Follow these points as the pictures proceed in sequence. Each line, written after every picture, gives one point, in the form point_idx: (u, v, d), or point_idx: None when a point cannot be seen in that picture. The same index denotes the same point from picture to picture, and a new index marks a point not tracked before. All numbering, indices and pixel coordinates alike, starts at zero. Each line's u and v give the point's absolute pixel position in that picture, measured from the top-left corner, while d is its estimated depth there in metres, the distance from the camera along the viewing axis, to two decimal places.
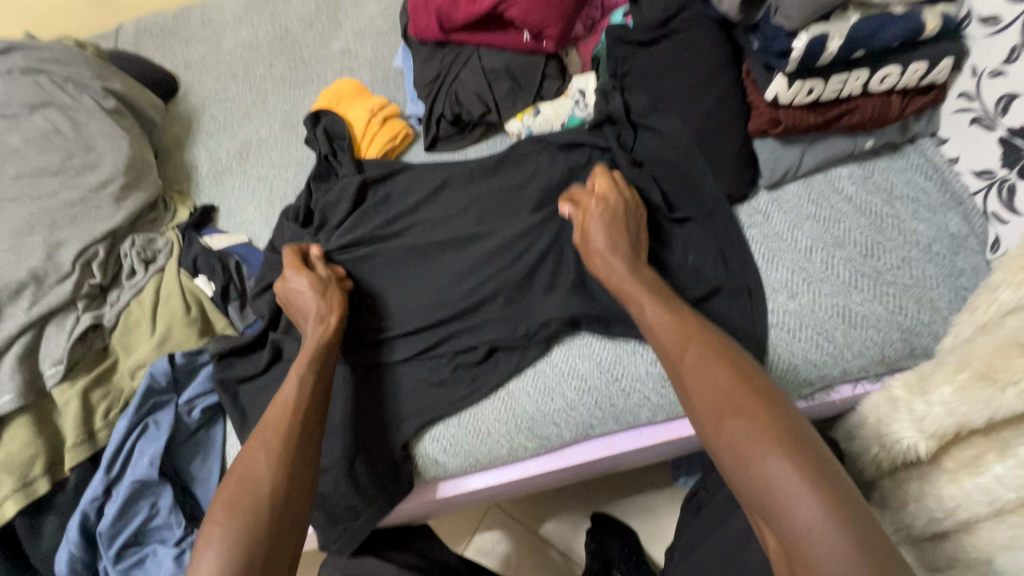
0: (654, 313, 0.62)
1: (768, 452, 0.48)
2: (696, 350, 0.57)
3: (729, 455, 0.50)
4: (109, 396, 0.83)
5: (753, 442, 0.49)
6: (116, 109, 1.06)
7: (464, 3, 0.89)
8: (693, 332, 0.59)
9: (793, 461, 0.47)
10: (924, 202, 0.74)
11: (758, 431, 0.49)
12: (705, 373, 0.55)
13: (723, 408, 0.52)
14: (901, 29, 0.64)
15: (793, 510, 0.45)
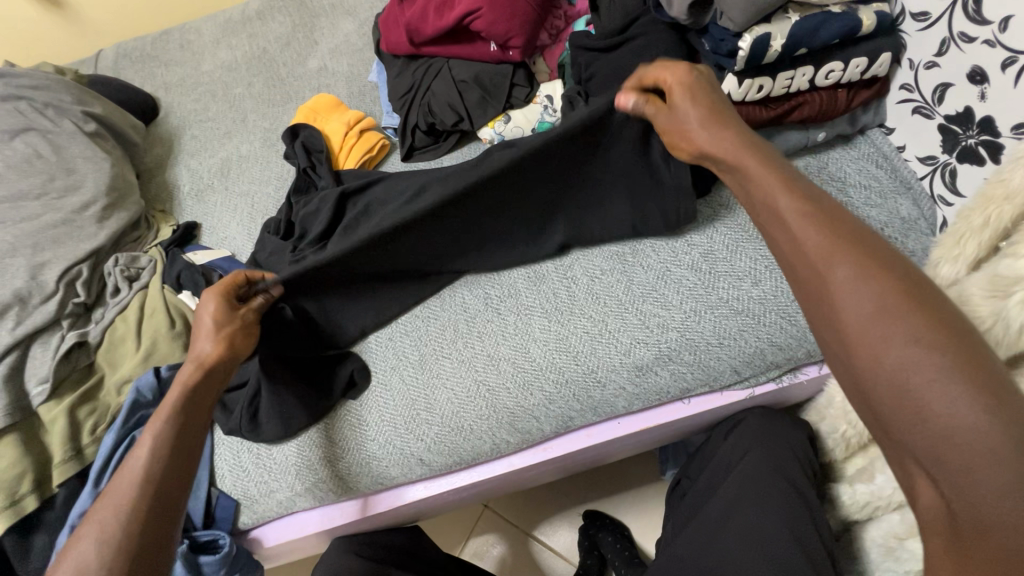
0: (792, 208, 0.48)
1: (936, 390, 0.36)
2: (832, 245, 0.44)
3: (879, 388, 0.39)
4: (95, 412, 0.85)
5: (920, 374, 0.37)
6: (97, 132, 1.08)
7: (432, 17, 0.93)
8: (848, 237, 0.44)
9: (989, 404, 0.35)
10: (875, 188, 0.78)
11: (931, 363, 0.37)
12: (855, 263, 0.42)
13: (874, 326, 0.40)
14: (839, 27, 0.68)
15: (970, 465, 0.34)
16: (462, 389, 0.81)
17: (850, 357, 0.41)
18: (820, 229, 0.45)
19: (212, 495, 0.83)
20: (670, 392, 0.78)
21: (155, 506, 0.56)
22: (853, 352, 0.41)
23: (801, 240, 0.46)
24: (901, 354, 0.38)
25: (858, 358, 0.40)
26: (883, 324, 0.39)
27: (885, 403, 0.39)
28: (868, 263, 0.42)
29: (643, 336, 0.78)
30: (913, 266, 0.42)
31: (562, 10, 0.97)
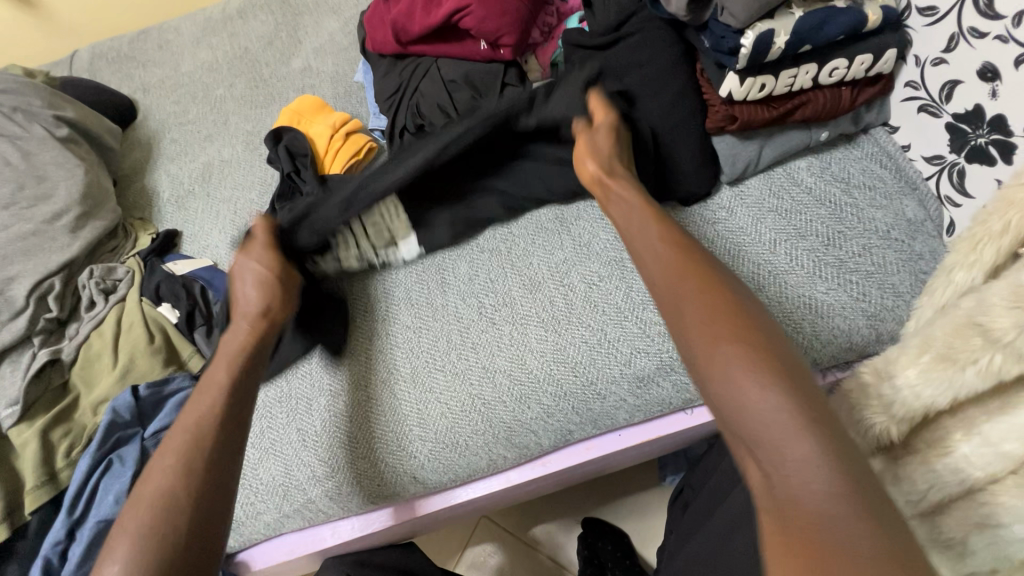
0: (652, 243, 0.62)
1: (745, 373, 0.46)
2: (715, 312, 0.52)
3: (709, 375, 0.49)
4: (71, 433, 0.80)
5: (732, 360, 0.47)
6: (69, 137, 1.03)
7: (419, 14, 0.89)
8: (690, 263, 0.58)
9: (777, 386, 0.45)
10: (880, 189, 0.76)
11: (738, 355, 0.48)
12: (691, 284, 0.55)
13: (709, 328, 0.51)
14: (844, 23, 0.66)
15: (771, 434, 0.43)
16: (458, 406, 0.77)
17: (722, 403, 0.47)
18: (711, 304, 0.53)
19: None
20: (672, 403, 0.76)
21: (199, 505, 0.54)
22: (721, 398, 0.47)
23: (691, 314, 0.53)
24: (756, 403, 0.45)
25: (726, 406, 0.46)
26: (746, 379, 0.46)
27: (706, 383, 0.49)
28: (736, 331, 0.50)
29: (643, 346, 0.75)
30: (741, 292, 0.54)
31: (554, 6, 0.93)
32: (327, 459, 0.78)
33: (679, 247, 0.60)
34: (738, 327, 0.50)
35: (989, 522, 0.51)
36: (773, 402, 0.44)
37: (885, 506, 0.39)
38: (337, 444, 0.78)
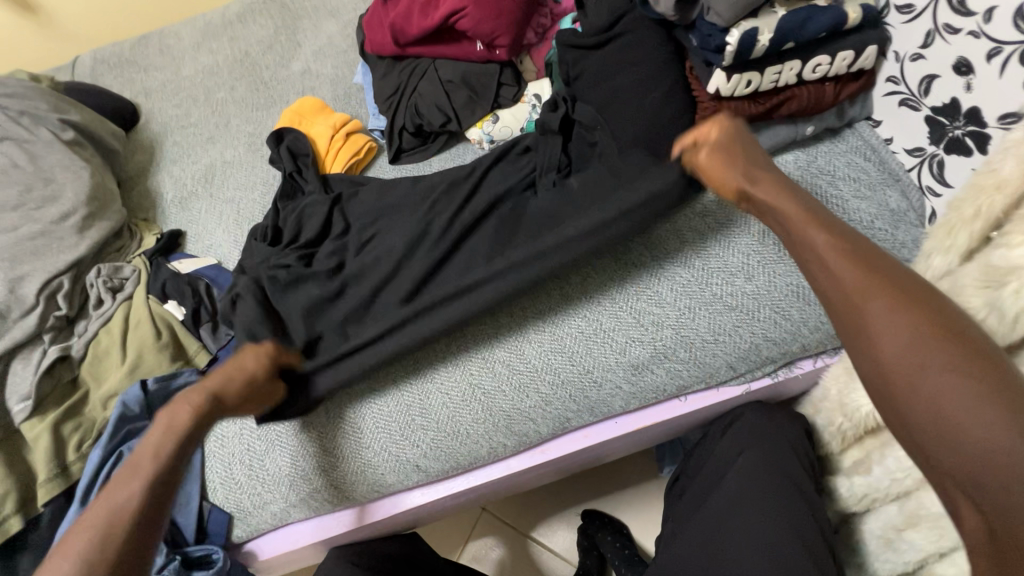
0: (826, 252, 0.51)
1: (976, 422, 0.40)
2: (914, 337, 0.44)
3: (921, 420, 0.43)
4: (81, 427, 0.82)
5: (953, 407, 0.41)
6: (75, 140, 1.05)
7: (417, 17, 0.92)
8: (878, 275, 0.48)
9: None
10: (864, 180, 0.79)
11: (964, 400, 0.40)
12: (884, 302, 0.46)
13: (914, 360, 0.43)
14: (826, 21, 0.68)
15: (1008, 493, 0.38)
16: (461, 395, 0.79)
17: (930, 438, 0.42)
18: (917, 323, 0.44)
19: (204, 509, 0.82)
20: (667, 391, 0.78)
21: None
22: (926, 428, 0.42)
23: (895, 331, 0.45)
24: (979, 439, 0.40)
25: (937, 438, 0.42)
26: (963, 412, 0.40)
27: (914, 427, 0.43)
28: (949, 348, 0.43)
29: (638, 336, 0.77)
30: (952, 310, 0.45)
31: (548, 8, 0.96)
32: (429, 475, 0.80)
33: (853, 258, 0.50)
34: (949, 351, 0.43)
35: None
36: (1001, 439, 0.39)
37: None
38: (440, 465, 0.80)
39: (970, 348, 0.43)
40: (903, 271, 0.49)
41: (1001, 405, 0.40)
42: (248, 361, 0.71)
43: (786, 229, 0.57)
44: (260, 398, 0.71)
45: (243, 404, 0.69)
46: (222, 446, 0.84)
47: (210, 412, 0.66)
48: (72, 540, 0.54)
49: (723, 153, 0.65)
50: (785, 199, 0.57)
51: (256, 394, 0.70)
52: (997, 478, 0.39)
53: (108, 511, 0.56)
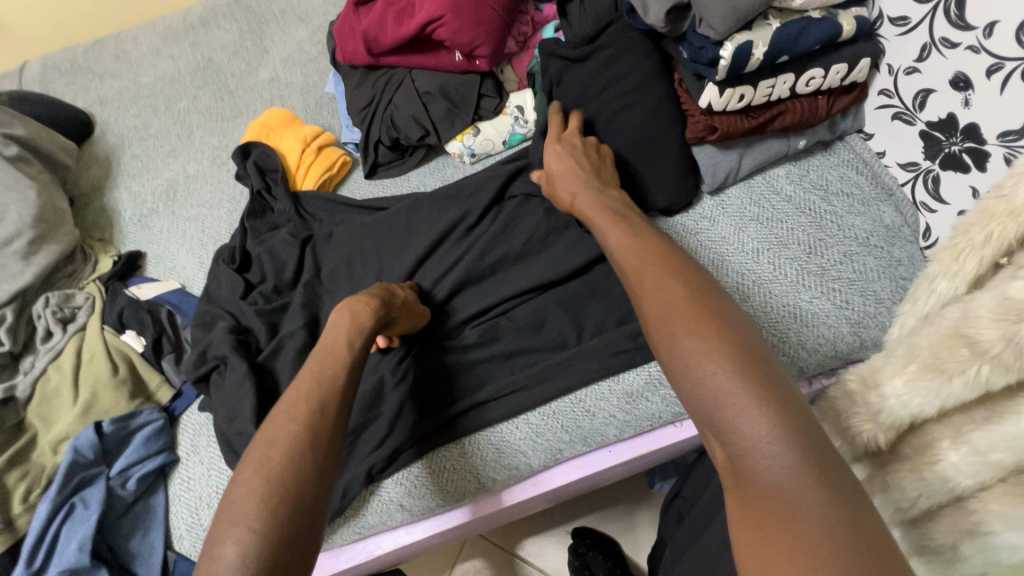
0: (616, 242, 0.60)
1: (708, 356, 0.43)
2: (674, 295, 0.49)
3: (672, 367, 0.46)
4: (28, 476, 0.75)
5: (693, 348, 0.44)
6: (20, 156, 0.97)
7: (391, 26, 0.87)
8: (653, 253, 0.55)
9: (737, 368, 0.42)
10: (857, 196, 0.77)
11: (697, 339, 0.44)
12: (650, 274, 0.53)
13: (667, 317, 0.48)
14: (820, 33, 0.66)
15: (730, 419, 0.40)
16: (449, 429, 0.75)
17: (682, 385, 0.44)
18: (677, 288, 0.50)
19: (168, 560, 0.75)
20: (662, 418, 0.74)
21: (309, 507, 0.49)
22: (677, 376, 0.45)
23: (663, 291, 0.50)
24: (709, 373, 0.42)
25: (687, 379, 0.44)
26: (694, 352, 0.44)
27: (677, 375, 0.45)
28: (694, 301, 0.48)
29: (633, 361, 0.74)
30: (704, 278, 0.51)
31: (530, 16, 0.90)
32: (392, 517, 0.74)
33: (643, 244, 0.58)
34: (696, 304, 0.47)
35: (979, 530, 0.50)
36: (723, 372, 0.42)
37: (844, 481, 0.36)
38: (405, 505, 0.74)
39: (714, 309, 0.47)
40: (679, 255, 0.54)
41: (727, 339, 0.44)
42: (400, 292, 0.74)
43: (596, 228, 0.65)
44: (412, 318, 0.75)
45: (399, 320, 0.72)
46: (189, 488, 0.77)
47: (381, 316, 0.68)
48: (274, 455, 0.51)
49: (565, 163, 0.73)
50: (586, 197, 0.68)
51: (410, 313, 0.74)
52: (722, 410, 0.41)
53: (292, 436, 0.52)
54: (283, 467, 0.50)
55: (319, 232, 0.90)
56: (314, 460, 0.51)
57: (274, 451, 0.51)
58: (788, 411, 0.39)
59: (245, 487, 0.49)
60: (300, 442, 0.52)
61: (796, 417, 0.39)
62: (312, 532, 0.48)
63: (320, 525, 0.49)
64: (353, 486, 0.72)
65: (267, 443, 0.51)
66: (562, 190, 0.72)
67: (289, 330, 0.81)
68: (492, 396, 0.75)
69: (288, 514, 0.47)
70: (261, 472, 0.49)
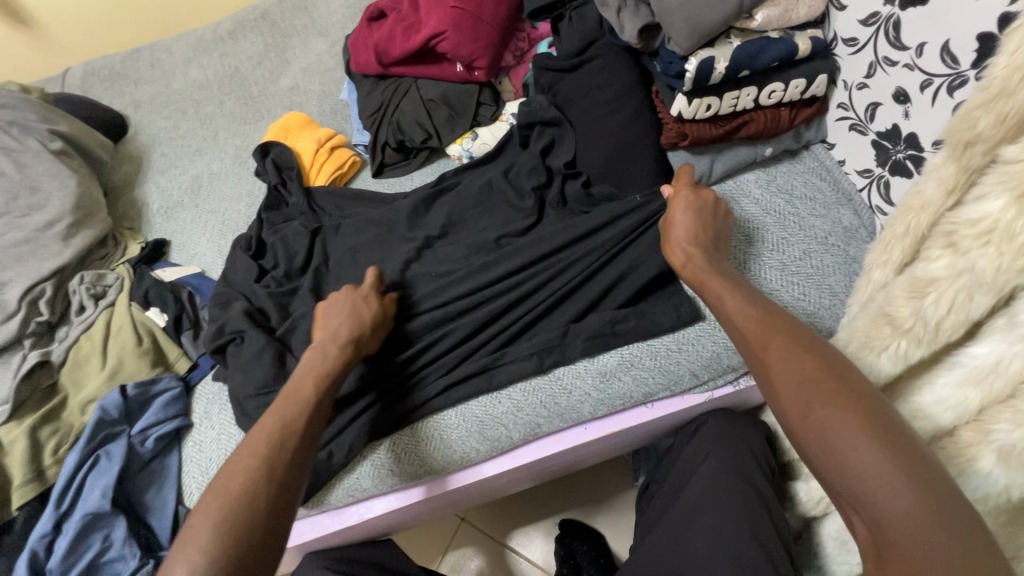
0: (731, 305, 0.62)
1: (854, 435, 0.47)
2: (807, 368, 0.52)
3: (813, 443, 0.49)
4: (58, 432, 0.83)
5: (836, 427, 0.48)
6: (63, 150, 1.07)
7: (399, 40, 0.96)
8: (774, 322, 0.58)
9: (882, 446, 0.46)
10: (820, 200, 0.84)
11: (845, 415, 0.48)
12: (777, 343, 0.55)
13: (804, 394, 0.51)
14: (777, 52, 0.73)
15: (877, 494, 0.45)
16: (439, 401, 0.81)
17: (825, 461, 0.48)
18: (810, 361, 0.53)
19: (179, 514, 0.82)
20: (634, 397, 0.81)
21: (262, 538, 0.56)
22: (819, 451, 0.49)
23: (792, 361, 0.53)
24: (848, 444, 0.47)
25: (827, 451, 0.48)
26: (837, 431, 0.48)
27: (819, 447, 0.49)
28: (833, 377, 0.51)
29: (609, 344, 0.81)
30: (833, 353, 0.54)
31: (525, 33, 1.00)
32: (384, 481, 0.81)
33: (758, 310, 0.60)
34: (832, 376, 0.51)
35: None
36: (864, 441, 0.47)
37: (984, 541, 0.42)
38: (395, 469, 0.80)
39: (851, 384, 0.50)
40: (801, 327, 0.57)
41: (868, 415, 0.48)
42: (368, 315, 0.79)
43: (703, 289, 0.67)
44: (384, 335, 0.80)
45: (371, 343, 0.78)
46: (201, 450, 0.85)
47: (352, 348, 0.75)
48: (229, 484, 0.58)
49: (689, 215, 0.73)
50: (698, 257, 0.69)
51: (381, 332, 0.80)
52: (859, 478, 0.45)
53: (247, 468, 0.59)
54: (237, 498, 0.57)
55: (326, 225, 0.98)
56: (271, 493, 0.58)
57: (231, 481, 0.58)
58: (930, 485, 0.44)
59: (202, 515, 0.56)
60: (258, 474, 0.59)
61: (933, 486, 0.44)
62: (259, 560, 0.55)
63: (271, 552, 0.56)
64: (356, 445, 0.79)
65: (227, 473, 0.59)
66: (676, 239, 0.72)
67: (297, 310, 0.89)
68: (479, 370, 0.82)
69: (237, 545, 0.54)
70: (216, 505, 0.56)
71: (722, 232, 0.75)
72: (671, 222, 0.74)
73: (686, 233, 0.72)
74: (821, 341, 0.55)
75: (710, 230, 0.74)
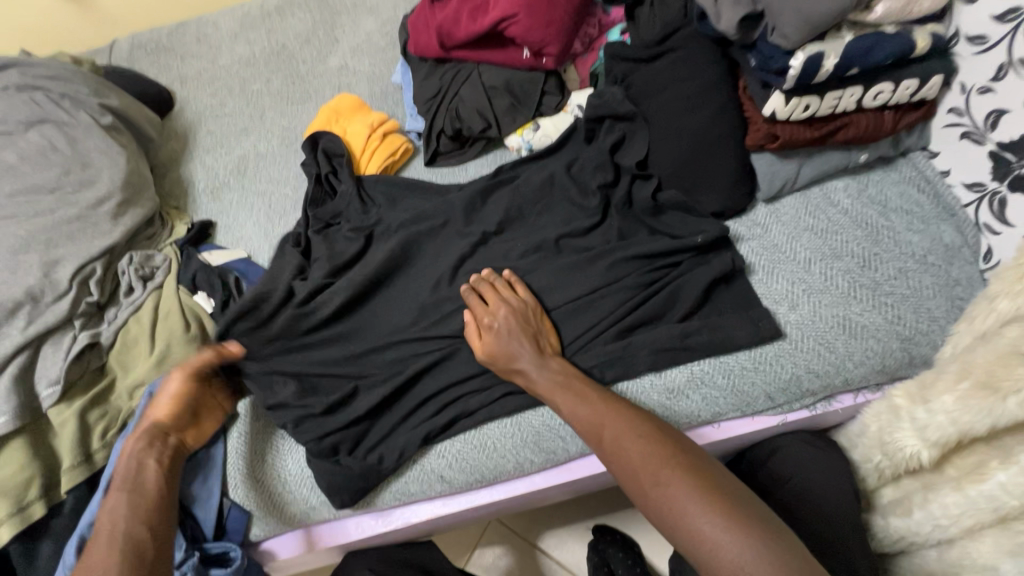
0: (569, 405, 0.66)
1: (691, 505, 0.52)
2: (638, 451, 0.58)
3: (661, 522, 0.54)
4: (107, 415, 0.82)
5: (677, 500, 0.53)
6: (113, 125, 1.05)
7: (465, 21, 0.90)
8: (608, 411, 0.64)
9: (713, 508, 0.52)
10: (918, 213, 0.77)
11: (679, 491, 0.54)
12: (612, 433, 0.61)
13: (650, 475, 0.56)
14: (893, 48, 0.66)
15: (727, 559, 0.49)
16: (497, 411, 0.77)
17: (677, 537, 0.53)
18: (643, 436, 0.60)
19: (223, 506, 0.79)
20: (701, 416, 0.74)
21: None
22: (670, 524, 0.53)
23: (628, 450, 0.59)
24: (695, 524, 0.52)
25: (685, 539, 0.52)
26: (681, 501, 0.53)
27: (663, 523, 0.54)
28: (662, 452, 0.58)
29: (679, 359, 0.74)
30: (655, 427, 0.61)
31: (597, 18, 0.94)
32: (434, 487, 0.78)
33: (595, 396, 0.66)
34: (663, 453, 0.57)
35: None
36: (696, 506, 0.52)
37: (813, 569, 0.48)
38: (447, 476, 0.77)
39: (675, 456, 0.57)
40: (628, 412, 0.63)
41: (702, 481, 0.54)
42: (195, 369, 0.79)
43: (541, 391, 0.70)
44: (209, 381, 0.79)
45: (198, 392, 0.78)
46: (247, 442, 0.82)
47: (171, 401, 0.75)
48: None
49: (508, 326, 0.74)
50: (529, 355, 0.72)
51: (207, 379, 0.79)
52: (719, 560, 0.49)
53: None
54: None
55: (378, 227, 0.92)
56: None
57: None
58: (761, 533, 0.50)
59: None
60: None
61: (768, 531, 0.50)
62: None
63: None
64: (409, 448, 0.76)
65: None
66: (509, 346, 0.72)
67: (348, 303, 0.86)
68: None
69: None
70: None
71: (545, 326, 0.77)
72: (497, 348, 0.73)
73: (505, 342, 0.73)
74: (633, 421, 0.62)
75: (529, 326, 0.75)
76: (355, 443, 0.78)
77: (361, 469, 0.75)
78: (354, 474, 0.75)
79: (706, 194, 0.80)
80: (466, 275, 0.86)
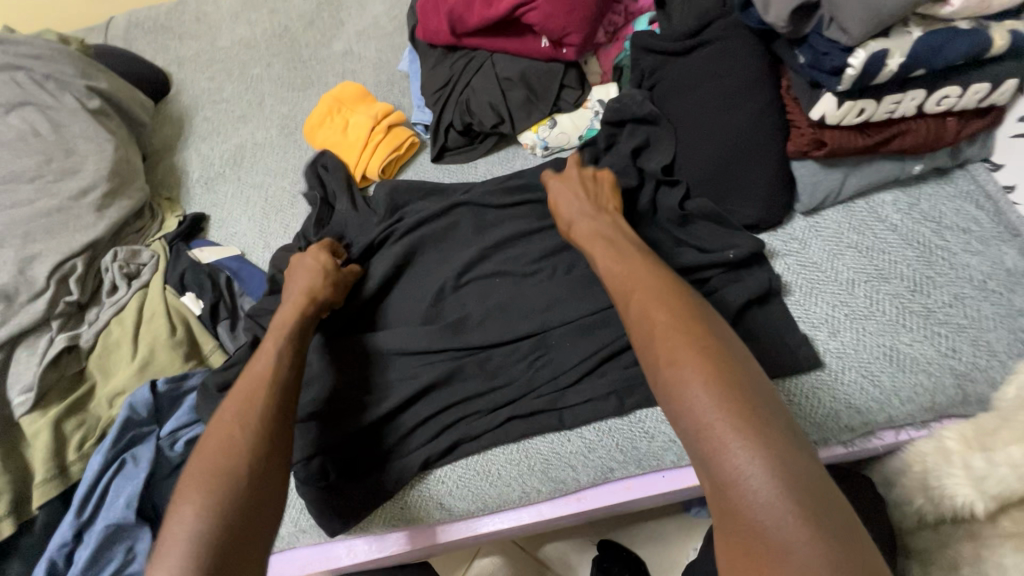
0: (603, 259, 0.60)
1: (696, 386, 0.45)
2: (661, 318, 0.51)
3: (661, 397, 0.48)
4: (84, 425, 0.77)
5: (684, 375, 0.46)
6: (101, 109, 0.98)
7: (478, 6, 0.83)
8: (642, 273, 0.56)
9: (717, 392, 0.45)
10: (975, 232, 0.69)
11: (689, 368, 0.46)
12: (639, 292, 0.54)
13: (665, 344, 0.49)
14: (966, 48, 0.58)
15: (719, 451, 0.43)
16: (504, 436, 0.71)
17: (674, 415, 0.47)
18: (669, 304, 0.52)
19: None
20: None
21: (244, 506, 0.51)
22: (669, 404, 0.47)
23: (651, 316, 0.52)
24: (696, 406, 0.45)
25: (682, 422, 0.46)
26: (686, 379, 0.46)
27: (663, 400, 0.47)
28: (686, 324, 0.50)
29: None
30: (694, 299, 0.53)
31: (623, 5, 0.86)
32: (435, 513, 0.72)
33: (631, 254, 0.59)
34: (690, 327, 0.49)
35: None
36: (702, 387, 0.45)
37: (828, 497, 0.40)
38: (450, 503, 0.72)
39: (700, 332, 0.49)
40: (668, 277, 0.55)
41: (718, 366, 0.46)
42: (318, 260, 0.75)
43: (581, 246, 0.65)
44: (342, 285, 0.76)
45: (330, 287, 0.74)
46: None
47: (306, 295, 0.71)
48: (201, 460, 0.53)
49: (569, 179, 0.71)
50: (583, 206, 0.67)
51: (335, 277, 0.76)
52: (721, 456, 0.42)
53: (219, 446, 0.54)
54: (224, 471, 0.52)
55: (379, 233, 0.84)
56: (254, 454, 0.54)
57: (217, 455, 0.53)
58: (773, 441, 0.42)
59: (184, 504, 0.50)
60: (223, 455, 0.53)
61: (783, 441, 0.42)
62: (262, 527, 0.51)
63: (263, 528, 0.51)
64: (406, 475, 0.70)
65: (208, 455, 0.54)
66: (566, 200, 0.69)
67: (346, 310, 0.79)
68: (544, 405, 0.71)
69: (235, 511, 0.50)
70: (202, 481, 0.51)
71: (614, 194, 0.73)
72: (560, 200, 0.69)
73: (565, 198, 0.69)
74: (670, 285, 0.54)
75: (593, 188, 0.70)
76: (350, 466, 0.71)
77: (360, 495, 0.70)
78: (356, 499, 0.70)
79: (738, 199, 0.73)
80: (474, 283, 0.79)
